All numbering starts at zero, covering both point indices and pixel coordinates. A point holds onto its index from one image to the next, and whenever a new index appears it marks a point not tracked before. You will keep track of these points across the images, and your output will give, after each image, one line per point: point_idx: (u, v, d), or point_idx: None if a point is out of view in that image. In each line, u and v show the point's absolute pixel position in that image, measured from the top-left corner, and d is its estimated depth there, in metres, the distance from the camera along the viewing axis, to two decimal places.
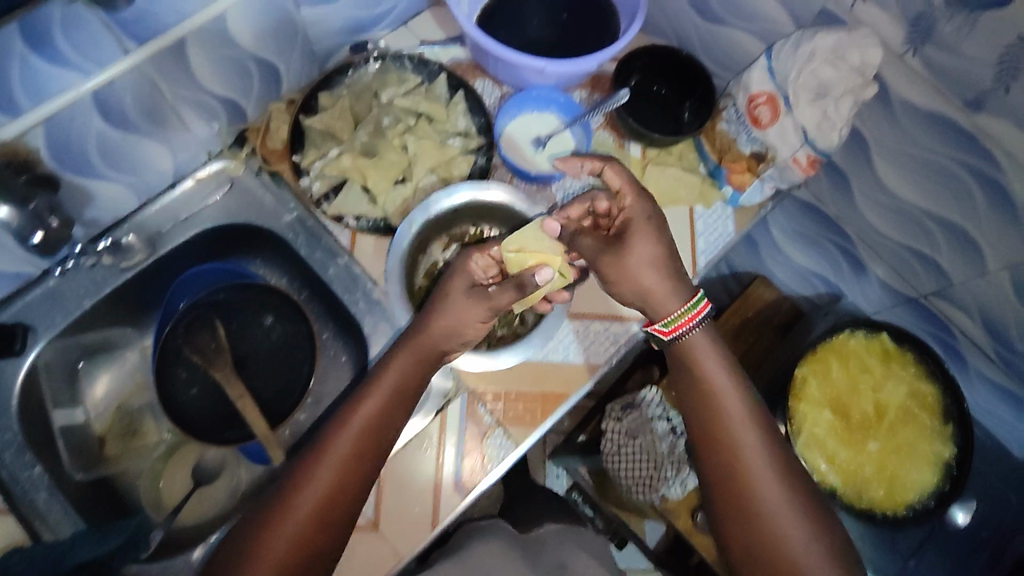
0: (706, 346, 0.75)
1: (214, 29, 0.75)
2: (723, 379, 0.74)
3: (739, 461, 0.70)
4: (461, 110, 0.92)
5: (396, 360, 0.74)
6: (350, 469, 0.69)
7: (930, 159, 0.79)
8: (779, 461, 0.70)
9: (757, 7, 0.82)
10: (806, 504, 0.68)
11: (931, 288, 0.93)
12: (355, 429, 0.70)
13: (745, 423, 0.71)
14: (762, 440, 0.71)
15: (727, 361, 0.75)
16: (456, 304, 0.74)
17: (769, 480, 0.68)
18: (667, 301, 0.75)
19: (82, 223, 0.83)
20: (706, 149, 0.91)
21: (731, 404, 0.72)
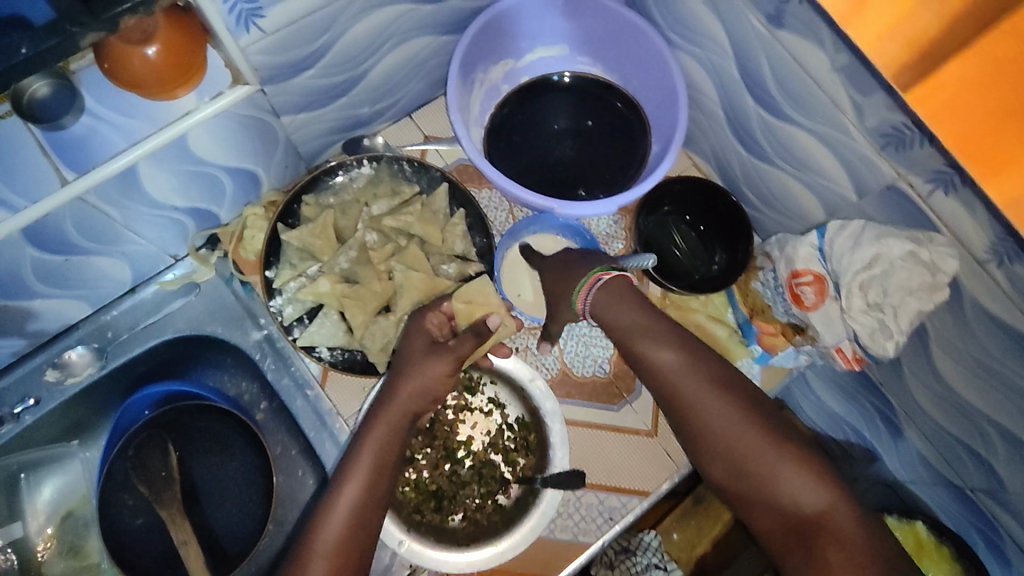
0: (613, 297, 0.70)
1: (174, 149, 0.65)
2: (674, 363, 0.66)
3: (722, 439, 0.64)
4: (460, 232, 0.80)
5: (374, 423, 0.67)
6: (353, 544, 0.61)
7: (998, 369, 0.66)
8: (763, 424, 0.64)
9: (814, 159, 0.70)
10: (809, 460, 0.62)
11: (980, 484, 0.79)
12: (344, 508, 0.62)
13: (711, 403, 0.64)
14: (737, 417, 0.64)
15: (636, 305, 0.70)
16: (424, 365, 0.69)
17: (725, 417, 0.64)
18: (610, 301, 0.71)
19: (25, 336, 0.75)
20: (739, 302, 0.80)
21: (687, 390, 0.65)
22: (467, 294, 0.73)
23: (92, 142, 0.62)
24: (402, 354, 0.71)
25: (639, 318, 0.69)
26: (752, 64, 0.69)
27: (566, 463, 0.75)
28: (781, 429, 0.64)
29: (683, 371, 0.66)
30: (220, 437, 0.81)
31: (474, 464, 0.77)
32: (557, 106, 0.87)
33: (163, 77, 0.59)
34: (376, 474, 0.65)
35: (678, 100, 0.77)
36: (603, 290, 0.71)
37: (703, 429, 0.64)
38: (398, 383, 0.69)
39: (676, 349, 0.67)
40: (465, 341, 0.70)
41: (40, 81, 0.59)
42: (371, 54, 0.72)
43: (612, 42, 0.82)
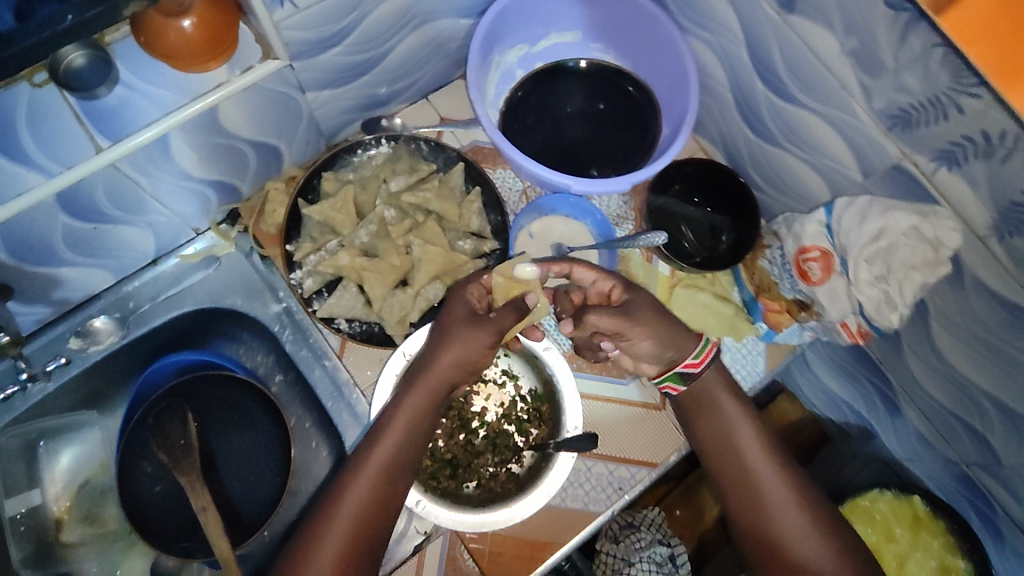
0: (719, 391, 0.72)
1: (205, 120, 0.66)
2: (741, 417, 0.71)
3: (760, 493, 0.68)
4: (476, 209, 0.82)
5: (414, 390, 0.68)
6: (379, 501, 0.64)
7: (996, 343, 0.69)
8: (799, 493, 0.68)
9: (821, 141, 0.73)
10: (833, 534, 0.66)
11: (976, 460, 0.82)
12: (375, 465, 0.65)
13: (761, 457, 0.69)
14: (777, 476, 0.69)
15: (740, 403, 0.72)
16: (465, 338, 0.68)
17: (781, 504, 0.67)
18: (683, 343, 0.70)
19: (50, 304, 0.76)
20: (744, 280, 0.82)
21: (748, 443, 0.70)
22: (509, 268, 0.73)
23: (127, 111, 0.63)
24: (444, 319, 0.71)
25: (731, 392, 0.72)
26: (763, 49, 0.72)
27: (580, 426, 0.76)
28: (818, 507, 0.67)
29: (742, 428, 0.71)
30: (240, 406, 0.84)
31: (488, 434, 0.79)
32: (570, 89, 0.89)
33: (197, 49, 0.61)
34: (410, 439, 0.67)
35: (690, 83, 0.80)
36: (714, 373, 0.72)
37: (741, 479, 0.69)
38: (438, 354, 0.68)
39: (746, 412, 0.72)
40: (505, 314, 0.69)
41: (76, 50, 0.60)
42: (394, 34, 0.74)
43: (625, 28, 0.85)
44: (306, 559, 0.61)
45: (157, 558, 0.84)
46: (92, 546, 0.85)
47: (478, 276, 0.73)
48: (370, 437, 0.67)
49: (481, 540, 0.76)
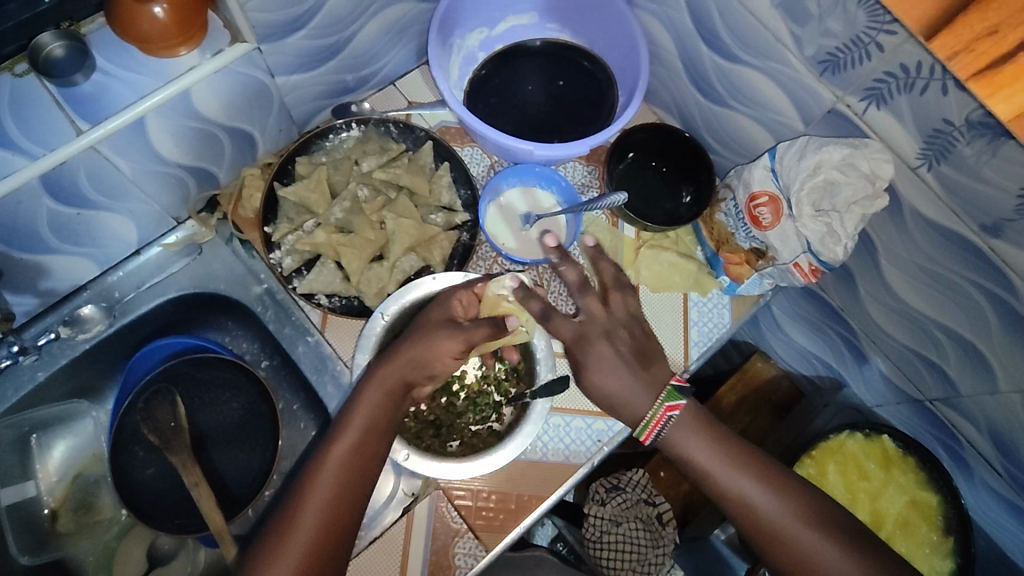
0: (689, 434, 0.69)
1: (180, 103, 0.70)
2: (715, 457, 0.68)
3: (763, 522, 0.66)
4: (445, 183, 0.86)
5: (371, 387, 0.67)
6: (340, 504, 0.62)
7: (938, 270, 0.73)
8: (799, 506, 0.67)
9: (764, 95, 0.77)
10: (846, 538, 0.65)
11: (936, 394, 0.86)
12: (336, 465, 0.63)
13: (752, 485, 0.67)
14: (774, 499, 0.67)
15: (717, 437, 0.70)
16: (432, 337, 0.68)
17: (790, 524, 0.66)
18: (637, 411, 0.69)
19: (37, 294, 0.79)
20: (705, 236, 0.87)
21: (733, 481, 0.67)
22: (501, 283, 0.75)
23: (105, 95, 0.67)
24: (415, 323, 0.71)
25: (705, 429, 0.70)
26: (703, 12, 0.76)
27: (551, 372, 0.80)
28: (823, 515, 0.67)
29: (722, 463, 0.68)
30: (227, 386, 0.86)
31: (469, 395, 0.82)
32: (529, 68, 0.94)
33: (169, 37, 0.65)
34: (371, 437, 0.65)
35: (640, 52, 0.84)
36: (676, 425, 0.70)
37: (736, 510, 0.67)
38: (401, 349, 0.68)
39: (718, 447, 0.69)
40: (480, 328, 0.70)
41: (55, 41, 0.64)
42: (355, 18, 0.78)
43: (576, 6, 0.90)
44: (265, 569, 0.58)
45: (153, 541, 0.86)
46: (88, 534, 0.86)
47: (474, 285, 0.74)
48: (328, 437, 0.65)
49: (467, 497, 0.79)
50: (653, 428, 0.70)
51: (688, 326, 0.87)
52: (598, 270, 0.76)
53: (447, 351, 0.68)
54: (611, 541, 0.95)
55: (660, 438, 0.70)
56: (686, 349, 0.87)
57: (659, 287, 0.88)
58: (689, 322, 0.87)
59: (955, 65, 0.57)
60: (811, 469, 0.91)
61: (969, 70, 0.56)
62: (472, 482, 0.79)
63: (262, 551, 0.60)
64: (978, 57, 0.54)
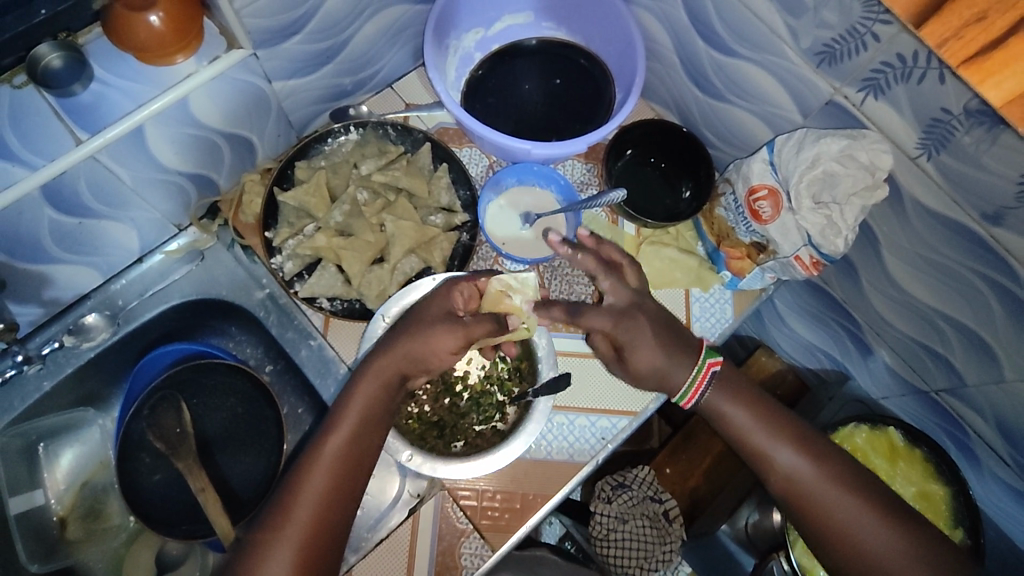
0: (731, 399, 0.71)
1: (178, 111, 0.70)
2: (753, 419, 0.70)
3: (800, 487, 0.67)
4: (445, 184, 0.87)
5: (366, 379, 0.67)
6: (336, 494, 0.63)
7: (941, 260, 0.72)
8: (838, 474, 0.68)
9: (761, 88, 0.77)
10: (881, 506, 0.66)
11: (942, 384, 0.85)
12: (330, 458, 0.63)
13: (790, 451, 0.69)
14: (812, 466, 0.68)
15: (759, 404, 0.71)
16: (429, 331, 0.67)
17: (830, 491, 0.66)
18: (675, 375, 0.71)
19: (41, 304, 0.79)
20: (706, 231, 0.87)
21: (770, 445, 0.69)
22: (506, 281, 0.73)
23: (102, 105, 0.68)
24: (412, 316, 0.70)
25: (746, 396, 0.72)
26: (698, 6, 0.76)
27: (553, 370, 0.80)
28: (860, 482, 0.67)
29: (760, 426, 0.70)
30: (232, 390, 0.87)
31: (472, 395, 0.82)
32: (526, 67, 0.94)
33: (167, 44, 0.66)
34: (365, 431, 0.65)
35: (636, 48, 0.84)
36: (716, 390, 0.72)
37: (773, 476, 0.69)
38: (398, 342, 0.68)
39: (756, 410, 0.71)
40: (478, 321, 0.69)
41: (53, 51, 0.64)
42: (351, 21, 0.78)
43: (571, 3, 0.90)
44: (262, 554, 0.59)
45: (162, 547, 0.86)
46: (97, 541, 0.87)
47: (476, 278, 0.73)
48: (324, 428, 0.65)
49: (472, 498, 0.79)
50: (695, 389, 0.71)
51: (691, 322, 0.87)
52: (607, 254, 0.74)
53: (445, 347, 0.67)
54: (614, 539, 0.97)
55: (704, 402, 0.72)
56: None
57: (660, 284, 0.87)
58: (691, 318, 0.87)
59: (944, 52, 0.57)
60: None
61: (957, 57, 0.56)
62: (477, 482, 0.79)
63: (259, 539, 0.60)
64: (966, 45, 0.55)
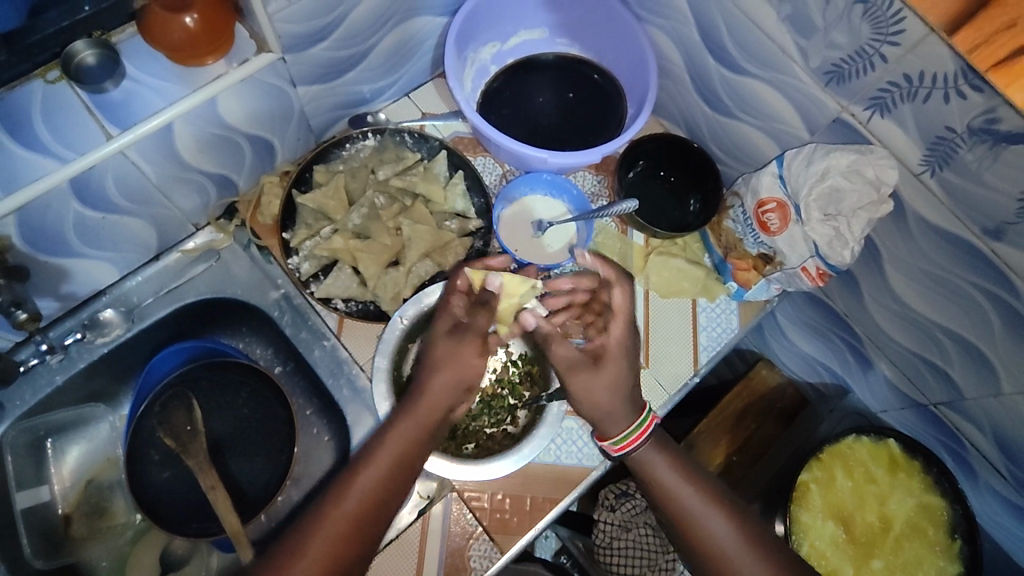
0: (654, 456, 0.70)
1: (207, 110, 0.72)
2: (678, 478, 0.70)
3: (717, 552, 0.66)
4: (459, 191, 0.88)
5: (407, 415, 0.68)
6: (361, 524, 0.62)
7: (943, 275, 0.75)
8: (754, 537, 0.67)
9: (769, 105, 0.80)
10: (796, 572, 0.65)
11: (941, 397, 0.87)
12: (357, 497, 0.62)
13: (709, 510, 0.68)
14: (730, 527, 0.67)
15: (679, 462, 0.71)
16: (458, 353, 0.70)
17: (745, 555, 0.66)
18: (618, 419, 0.70)
19: (57, 297, 0.80)
20: (713, 243, 0.89)
21: (692, 506, 0.68)
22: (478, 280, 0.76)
23: (133, 103, 0.69)
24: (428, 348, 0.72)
25: (667, 455, 0.71)
26: (710, 26, 0.79)
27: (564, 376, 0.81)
28: (777, 548, 0.67)
29: (686, 488, 0.69)
30: (245, 387, 0.87)
31: (483, 398, 0.83)
32: (540, 82, 0.96)
33: (199, 45, 0.68)
34: (397, 472, 0.65)
35: (649, 66, 0.88)
36: (647, 444, 0.71)
37: (693, 538, 0.67)
38: (431, 379, 0.69)
39: (681, 468, 0.70)
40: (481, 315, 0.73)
41: (87, 49, 0.65)
42: (375, 30, 0.81)
43: (586, 20, 0.93)
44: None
45: (167, 546, 0.85)
46: (102, 539, 0.86)
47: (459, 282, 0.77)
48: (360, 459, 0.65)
49: (482, 499, 0.79)
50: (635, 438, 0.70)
51: (698, 331, 0.89)
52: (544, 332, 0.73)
53: (472, 361, 0.70)
54: (619, 547, 0.99)
55: (629, 456, 0.71)
56: (695, 354, 0.88)
57: (667, 293, 0.90)
58: (698, 328, 0.89)
59: (973, 59, 0.58)
60: (818, 470, 0.91)
61: (988, 61, 0.57)
62: (487, 484, 0.79)
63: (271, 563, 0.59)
64: (996, 51, 0.56)
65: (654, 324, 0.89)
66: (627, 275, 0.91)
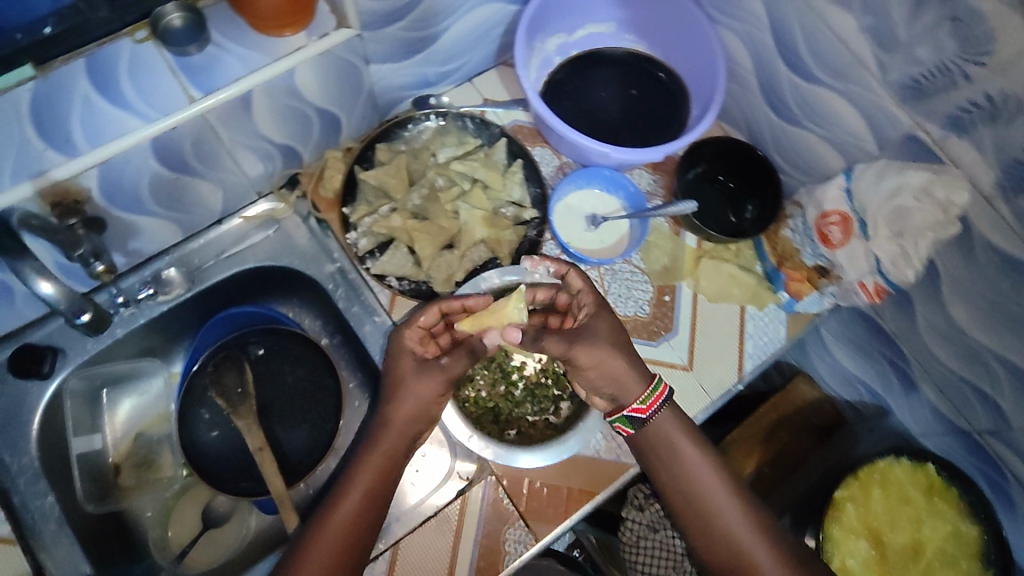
0: (672, 424, 0.76)
1: (286, 82, 0.73)
2: (696, 450, 0.76)
3: (723, 518, 0.75)
4: (518, 179, 0.89)
5: (375, 450, 0.73)
6: (349, 547, 0.69)
7: (1005, 301, 0.74)
8: (756, 511, 0.76)
9: (839, 116, 0.80)
10: (787, 543, 0.75)
11: (986, 425, 0.86)
12: (340, 525, 0.70)
13: (721, 491, 0.75)
14: (735, 501, 0.76)
15: (693, 432, 0.77)
16: (418, 389, 0.73)
17: (749, 524, 0.75)
18: (632, 385, 0.75)
19: (125, 253, 0.82)
20: (767, 251, 0.88)
21: (704, 475, 0.76)
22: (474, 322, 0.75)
23: (216, 67, 0.71)
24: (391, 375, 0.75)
25: (684, 426, 0.77)
26: (786, 31, 0.79)
27: None
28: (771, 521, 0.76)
29: (700, 457, 0.76)
30: (295, 355, 0.90)
31: (527, 385, 0.84)
32: (603, 76, 0.97)
33: (281, 16, 0.69)
34: (370, 501, 0.71)
35: (718, 67, 0.87)
36: (667, 412, 0.77)
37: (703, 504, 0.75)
38: (391, 411, 0.73)
39: (696, 442, 0.77)
40: (454, 361, 0.76)
41: (175, 11, 0.68)
42: (451, 13, 0.82)
43: (657, 18, 0.93)
44: None
45: (210, 502, 0.88)
46: (148, 490, 0.88)
47: (415, 318, 0.75)
48: (343, 484, 0.72)
49: (520, 485, 0.79)
50: (654, 401, 0.75)
51: (744, 339, 0.88)
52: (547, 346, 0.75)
53: (431, 393, 0.74)
54: (644, 547, 0.98)
55: (652, 421, 0.76)
56: (741, 360, 0.88)
57: (716, 297, 0.90)
58: (744, 335, 0.89)
59: None
60: (855, 489, 0.90)
61: None
62: (524, 471, 0.80)
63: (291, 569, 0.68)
64: None
65: (700, 328, 0.89)
66: (676, 276, 0.91)
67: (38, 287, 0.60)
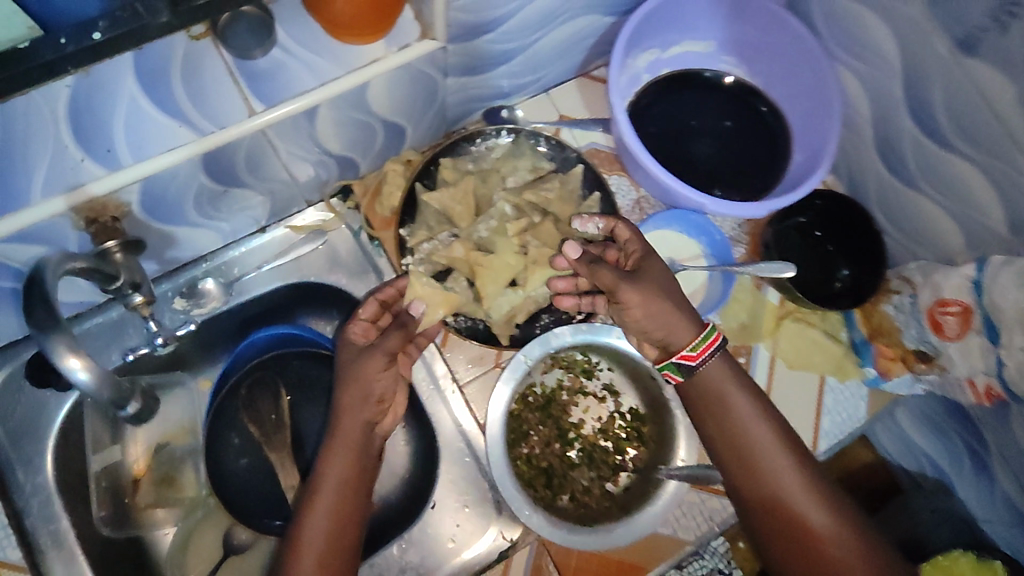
0: (724, 375, 0.67)
1: (355, 95, 0.64)
2: (750, 406, 0.66)
3: (777, 492, 0.63)
4: (594, 215, 0.80)
5: (335, 443, 0.65)
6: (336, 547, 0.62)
7: None
8: (819, 482, 0.64)
9: (971, 189, 0.68)
10: (854, 526, 0.62)
11: None
12: (320, 527, 0.62)
13: (769, 442, 0.65)
14: (795, 467, 0.64)
15: (749, 389, 0.68)
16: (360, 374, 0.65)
17: (808, 496, 0.63)
18: (683, 330, 0.67)
19: (159, 261, 0.74)
20: (859, 321, 0.81)
21: (759, 433, 0.65)
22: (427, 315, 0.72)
23: (279, 75, 0.62)
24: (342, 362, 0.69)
25: (739, 381, 0.68)
26: (923, 84, 0.68)
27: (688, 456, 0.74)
28: (837, 498, 0.64)
29: (755, 417, 0.66)
30: None
31: (586, 448, 0.77)
32: (695, 103, 0.87)
33: (359, 24, 0.59)
34: (346, 504, 0.63)
35: (834, 111, 0.77)
36: (718, 361, 0.68)
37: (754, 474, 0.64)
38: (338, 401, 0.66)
39: (752, 399, 0.67)
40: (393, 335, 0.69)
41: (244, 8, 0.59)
42: (543, 25, 0.71)
43: (765, 46, 0.82)
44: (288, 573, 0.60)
45: (230, 529, 0.81)
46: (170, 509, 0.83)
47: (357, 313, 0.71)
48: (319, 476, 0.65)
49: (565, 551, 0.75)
50: (704, 348, 0.67)
51: (822, 414, 0.81)
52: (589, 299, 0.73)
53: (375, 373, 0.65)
54: None
55: (699, 371, 0.67)
56: (816, 438, 0.81)
57: (796, 364, 0.82)
58: (822, 410, 0.81)
59: None
60: None
61: None
62: None
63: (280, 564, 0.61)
64: None
65: (777, 399, 0.81)
66: (755, 336, 0.83)
67: (69, 369, 0.50)
